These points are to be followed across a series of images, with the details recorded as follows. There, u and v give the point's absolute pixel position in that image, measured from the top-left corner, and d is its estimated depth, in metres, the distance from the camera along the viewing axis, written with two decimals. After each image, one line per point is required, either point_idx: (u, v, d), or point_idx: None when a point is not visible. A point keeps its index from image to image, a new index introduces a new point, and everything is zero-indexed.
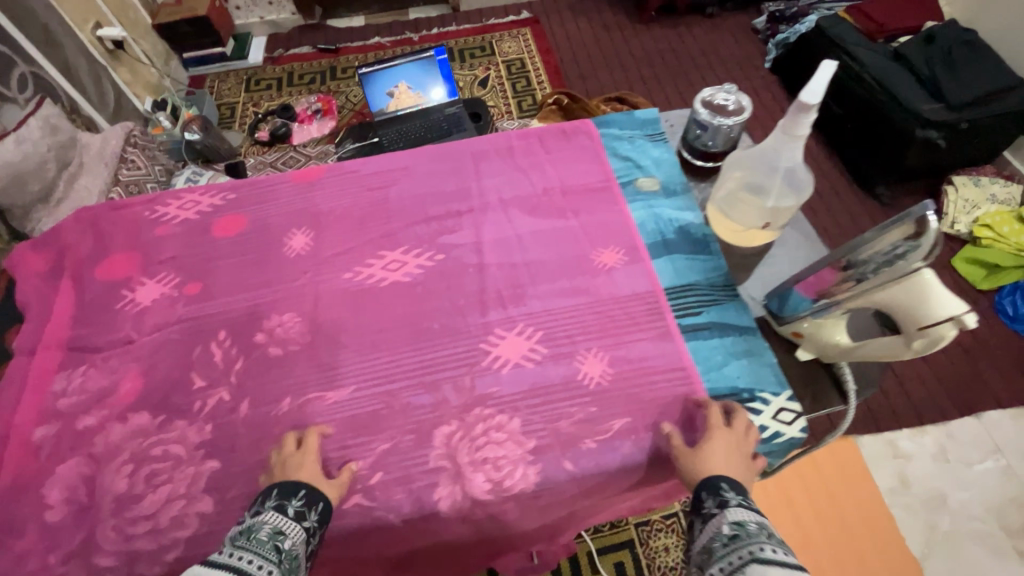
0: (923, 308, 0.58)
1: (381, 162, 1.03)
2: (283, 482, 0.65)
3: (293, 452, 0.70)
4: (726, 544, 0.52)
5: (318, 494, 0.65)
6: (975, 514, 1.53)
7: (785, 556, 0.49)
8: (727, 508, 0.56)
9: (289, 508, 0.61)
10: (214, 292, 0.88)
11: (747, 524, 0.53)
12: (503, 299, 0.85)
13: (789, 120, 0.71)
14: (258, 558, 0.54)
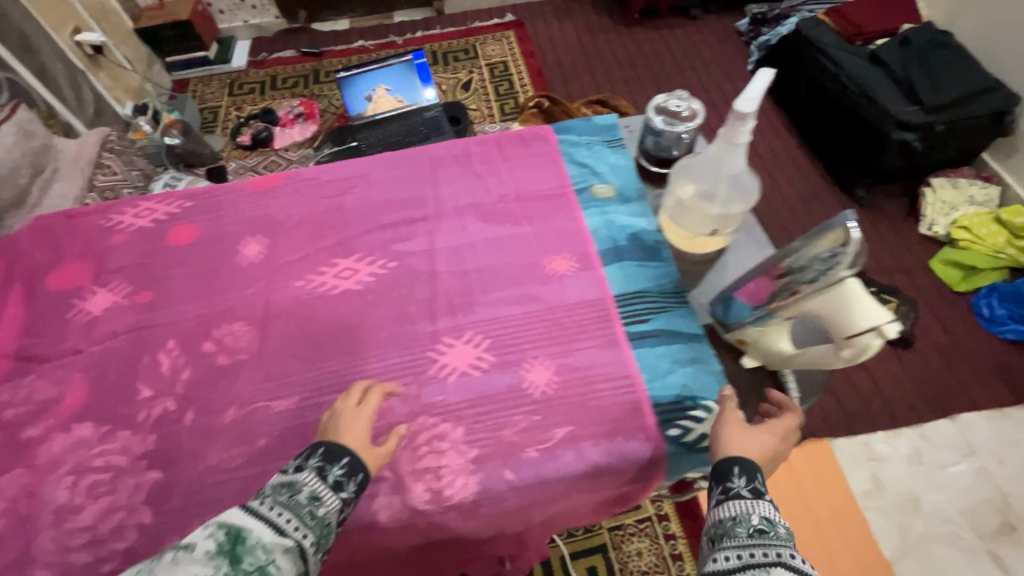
0: (849, 316, 0.58)
1: (340, 170, 1.03)
2: (332, 441, 0.63)
3: (353, 411, 0.68)
4: (753, 535, 0.53)
5: (360, 464, 0.62)
6: (948, 516, 1.53)
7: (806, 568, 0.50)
8: (759, 499, 0.56)
9: (330, 475, 0.59)
10: (166, 301, 0.88)
11: (778, 525, 0.54)
12: (453, 307, 0.85)
13: (728, 128, 0.71)
14: (294, 519, 0.55)
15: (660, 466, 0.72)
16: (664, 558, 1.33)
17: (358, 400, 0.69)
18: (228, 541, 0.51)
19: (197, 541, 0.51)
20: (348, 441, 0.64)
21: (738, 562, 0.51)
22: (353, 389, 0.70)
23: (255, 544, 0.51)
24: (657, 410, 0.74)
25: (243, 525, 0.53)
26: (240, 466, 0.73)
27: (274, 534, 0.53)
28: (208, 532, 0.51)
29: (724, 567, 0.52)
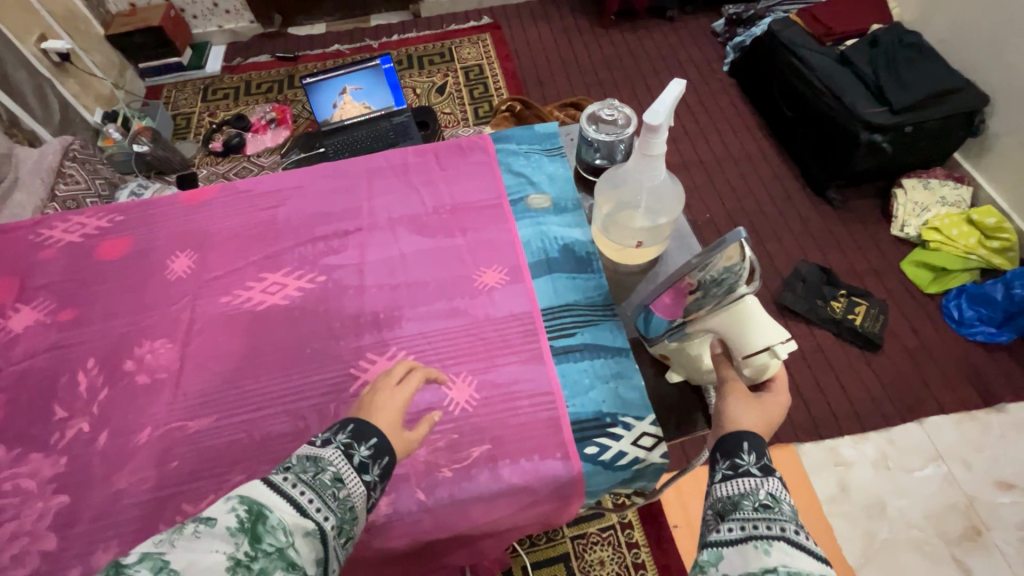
0: (754, 335, 0.61)
1: (275, 181, 1.01)
2: (362, 419, 0.59)
3: (392, 389, 0.63)
4: (759, 509, 0.50)
5: (388, 446, 0.58)
6: (913, 522, 1.51)
7: (811, 546, 0.47)
8: (767, 475, 0.53)
9: (356, 455, 0.56)
10: (90, 318, 0.87)
11: (784, 501, 0.51)
12: (379, 322, 0.84)
13: (641, 141, 0.69)
14: (318, 501, 0.51)
15: (578, 485, 0.70)
16: (626, 567, 1.30)
17: (399, 378, 0.64)
18: (250, 518, 0.47)
19: (217, 515, 0.46)
20: (377, 421, 0.59)
21: (740, 533, 0.49)
22: (396, 367, 0.65)
23: (277, 525, 0.47)
24: (577, 427, 0.73)
25: (265, 502, 0.48)
26: (150, 488, 0.72)
27: (296, 515, 0.49)
28: (230, 505, 0.47)
29: (726, 538, 0.49)
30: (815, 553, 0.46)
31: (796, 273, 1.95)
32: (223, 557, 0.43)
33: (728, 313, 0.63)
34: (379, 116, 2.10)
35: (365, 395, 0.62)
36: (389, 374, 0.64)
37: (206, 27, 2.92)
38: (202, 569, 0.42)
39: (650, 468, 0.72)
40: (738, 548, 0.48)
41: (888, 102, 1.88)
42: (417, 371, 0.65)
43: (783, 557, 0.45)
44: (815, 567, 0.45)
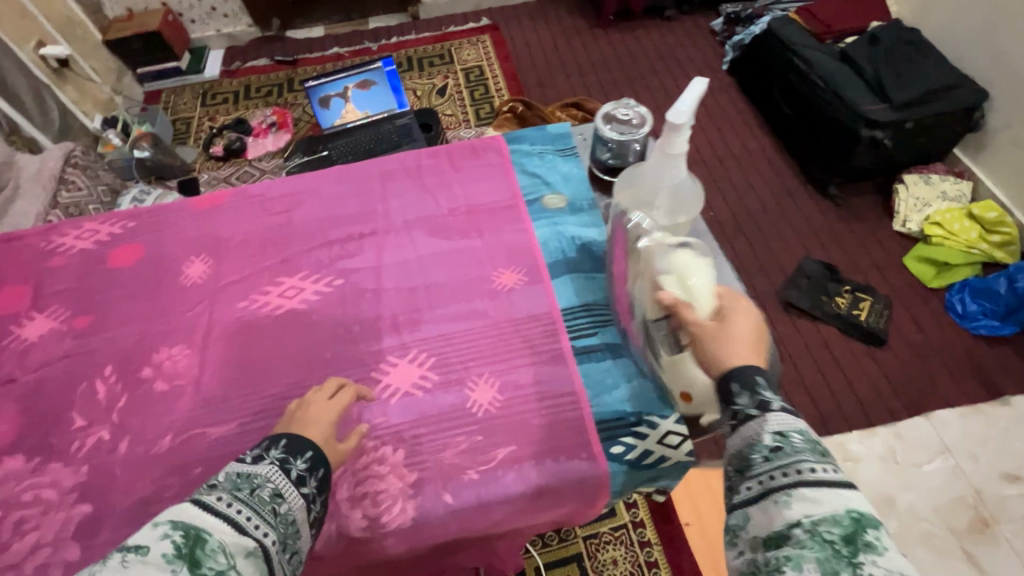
0: (671, 264, 0.66)
1: (288, 185, 1.01)
2: (295, 434, 0.62)
3: (322, 400, 0.69)
4: (769, 457, 0.50)
5: (323, 458, 0.62)
6: (922, 515, 1.52)
7: (830, 478, 0.47)
8: (768, 414, 0.53)
9: (293, 469, 0.59)
10: (106, 325, 0.86)
11: (791, 438, 0.51)
12: (398, 324, 0.84)
13: (664, 139, 0.70)
14: (257, 518, 0.53)
15: (605, 485, 0.70)
16: (640, 566, 1.30)
17: (330, 394, 0.72)
18: (187, 544, 0.48)
19: (150, 545, 0.47)
20: (311, 433, 0.64)
21: (759, 489, 0.49)
22: (328, 383, 0.74)
23: (216, 547, 0.48)
24: (602, 427, 0.73)
25: (202, 526, 0.49)
26: (174, 496, 0.71)
27: (235, 534, 0.51)
28: (163, 533, 0.47)
29: (747, 498, 0.50)
30: (830, 487, 0.46)
31: (800, 270, 1.96)
32: None
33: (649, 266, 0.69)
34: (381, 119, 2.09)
35: (294, 411, 0.68)
36: (320, 390, 0.73)
37: (204, 32, 2.90)
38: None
39: (675, 465, 0.72)
40: (759, 506, 0.48)
41: (887, 99, 1.89)
42: (348, 388, 0.74)
43: (803, 505, 0.46)
44: (837, 502, 0.45)
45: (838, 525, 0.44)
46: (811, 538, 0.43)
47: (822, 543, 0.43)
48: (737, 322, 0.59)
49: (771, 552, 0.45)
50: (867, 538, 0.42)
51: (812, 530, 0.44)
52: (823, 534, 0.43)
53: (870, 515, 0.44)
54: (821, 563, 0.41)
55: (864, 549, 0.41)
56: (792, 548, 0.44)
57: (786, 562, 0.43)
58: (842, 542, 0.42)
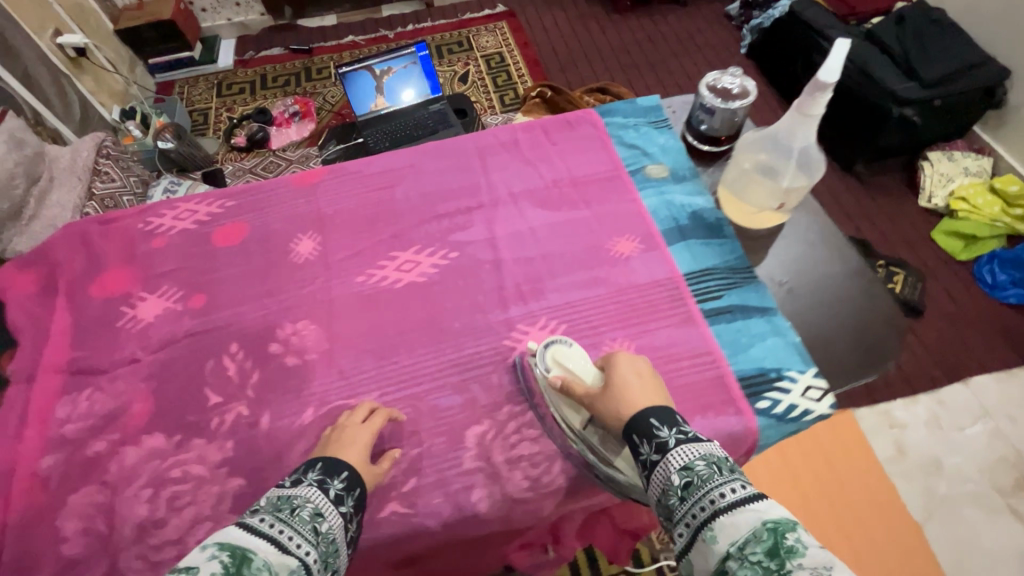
0: (560, 371, 0.69)
1: (385, 161, 1.00)
2: (329, 456, 0.62)
3: (357, 425, 0.69)
4: (683, 497, 0.50)
5: (357, 479, 0.61)
6: (970, 476, 1.53)
7: (742, 494, 0.48)
8: (668, 453, 0.53)
9: (331, 488, 0.58)
10: (223, 302, 0.85)
11: (696, 468, 0.51)
12: (523, 294, 0.84)
13: (804, 99, 0.72)
14: (297, 537, 0.51)
15: (754, 438, 0.72)
16: None
17: (363, 417, 0.70)
18: (234, 563, 0.45)
19: (198, 565, 0.44)
20: (347, 455, 0.64)
21: (688, 533, 0.49)
22: (358, 408, 0.71)
23: (262, 566, 0.46)
24: (744, 383, 0.75)
25: (246, 545, 0.47)
26: None
27: (278, 553, 0.48)
28: (211, 553, 0.45)
29: (681, 545, 0.49)
30: (743, 505, 0.46)
31: None
32: None
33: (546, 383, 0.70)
34: (402, 111, 2.04)
35: (332, 434, 0.68)
36: (352, 416, 0.71)
37: (215, 20, 2.86)
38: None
39: (818, 419, 0.73)
40: (693, 551, 0.48)
41: (917, 78, 1.92)
42: (379, 410, 0.71)
43: (726, 534, 0.46)
44: (752, 516, 0.45)
45: (760, 541, 0.44)
46: (743, 566, 0.43)
47: (752, 566, 0.43)
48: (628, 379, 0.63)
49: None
50: (788, 544, 0.43)
51: (741, 558, 0.43)
52: (750, 557, 0.43)
53: (783, 519, 0.44)
54: None
55: (789, 557, 0.42)
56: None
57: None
58: (768, 559, 0.42)
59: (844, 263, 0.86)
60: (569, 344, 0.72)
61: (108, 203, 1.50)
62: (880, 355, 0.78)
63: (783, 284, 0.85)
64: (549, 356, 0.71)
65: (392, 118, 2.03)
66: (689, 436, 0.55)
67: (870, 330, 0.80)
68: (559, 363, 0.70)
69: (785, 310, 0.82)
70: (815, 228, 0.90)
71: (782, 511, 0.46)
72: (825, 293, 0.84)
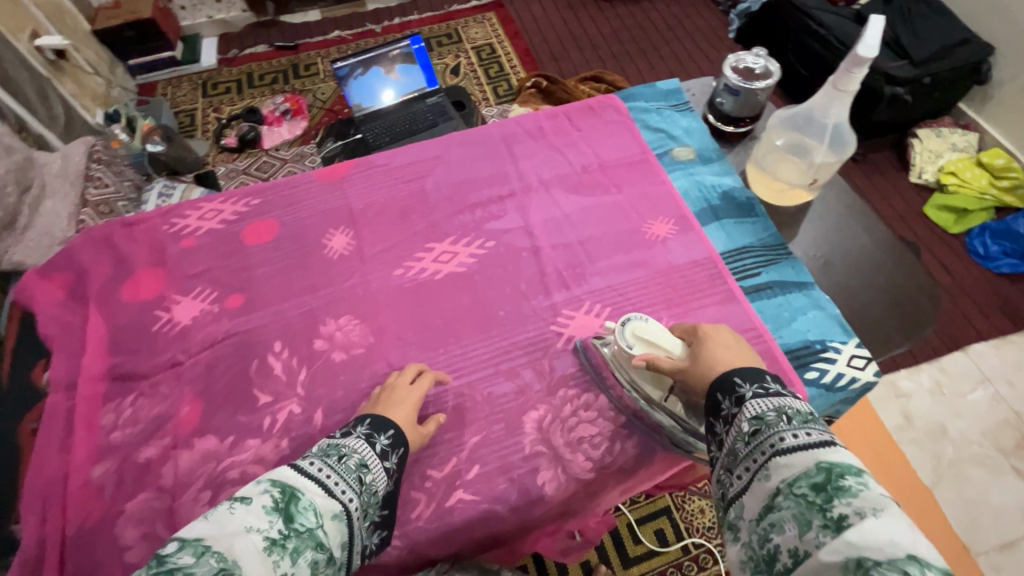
0: (640, 345, 0.70)
1: (411, 153, 0.99)
2: (377, 413, 0.66)
3: (403, 388, 0.71)
4: (748, 442, 0.53)
5: (402, 437, 0.65)
6: (974, 439, 1.58)
7: (803, 442, 0.50)
8: (744, 404, 0.56)
9: (378, 443, 0.62)
10: (261, 302, 0.84)
11: (766, 416, 0.53)
12: (565, 279, 0.85)
13: (839, 77, 0.74)
14: (343, 484, 0.56)
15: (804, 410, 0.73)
16: None
17: (411, 379, 0.73)
18: (283, 499, 0.50)
19: (253, 496, 0.50)
20: (394, 414, 0.67)
21: (748, 476, 0.51)
22: (408, 368, 0.74)
23: (308, 506, 0.51)
24: (792, 355, 0.76)
25: (295, 485, 0.53)
26: None
27: (324, 496, 0.53)
28: (263, 488, 0.51)
29: (738, 486, 0.52)
30: (802, 450, 0.49)
31: None
32: (259, 534, 0.46)
33: (620, 359, 0.72)
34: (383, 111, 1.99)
35: (381, 393, 0.70)
36: (401, 375, 0.74)
37: (195, 18, 2.77)
38: (241, 547, 0.45)
39: (863, 388, 0.75)
40: (748, 491, 0.51)
41: (907, 56, 1.95)
42: (427, 373, 0.74)
43: (780, 474, 0.48)
44: (809, 459, 0.48)
45: (811, 478, 0.46)
46: (788, 498, 0.46)
47: (797, 498, 0.46)
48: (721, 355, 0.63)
49: (760, 526, 0.47)
50: (841, 483, 0.45)
51: (788, 493, 0.47)
52: (796, 490, 0.46)
53: (843, 464, 0.46)
54: (799, 518, 0.45)
55: (835, 494, 0.44)
56: (774, 515, 0.47)
57: (771, 530, 0.46)
58: (813, 494, 0.45)
59: (874, 236, 0.89)
60: (642, 316, 0.72)
61: (105, 208, 1.40)
62: (918, 323, 0.81)
63: (817, 258, 0.87)
64: (629, 332, 0.70)
65: (376, 116, 1.99)
66: (769, 390, 0.56)
67: (906, 300, 0.83)
68: (642, 339, 0.70)
69: (823, 283, 0.85)
70: (842, 203, 0.92)
71: (847, 458, 0.47)
72: (859, 265, 0.86)
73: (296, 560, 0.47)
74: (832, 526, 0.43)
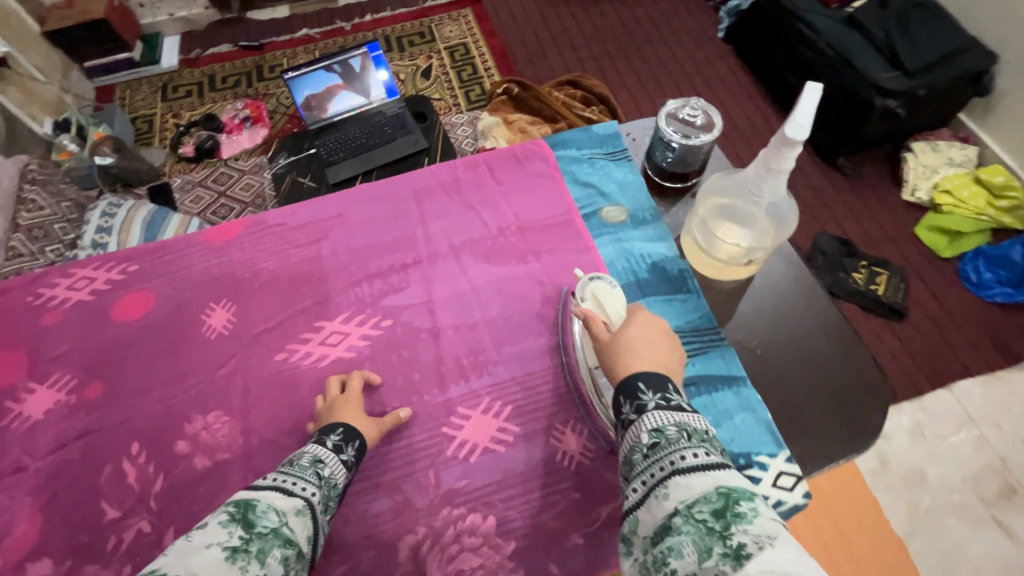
0: (594, 304, 0.72)
1: (311, 210, 0.89)
2: (338, 421, 0.66)
3: (338, 398, 0.70)
4: (646, 455, 0.47)
5: (355, 431, 0.65)
6: (953, 486, 1.32)
7: (704, 461, 0.44)
8: (644, 413, 0.50)
9: (329, 441, 0.62)
10: (121, 393, 0.74)
11: (666, 430, 0.47)
12: (464, 369, 0.75)
13: (770, 154, 0.62)
14: (301, 481, 0.56)
15: None
16: None
17: (338, 390, 0.71)
18: (239, 511, 0.48)
19: (207, 519, 0.47)
20: (342, 415, 0.67)
21: (643, 491, 0.45)
22: (330, 383, 0.72)
23: (267, 508, 0.49)
24: None
25: (249, 496, 0.50)
26: None
27: (281, 497, 0.52)
28: (217, 510, 0.48)
29: (633, 501, 0.46)
30: (706, 470, 0.43)
31: (814, 246, 1.66)
32: (222, 546, 0.44)
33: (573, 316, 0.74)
34: (368, 111, 1.71)
35: (321, 408, 0.69)
36: (327, 393, 0.71)
37: (155, 16, 2.40)
38: (201, 561, 0.42)
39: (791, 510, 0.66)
40: (643, 506, 0.44)
41: (900, 66, 1.64)
42: (353, 376, 0.72)
43: (678, 493, 0.42)
44: (710, 481, 0.42)
45: (710, 503, 0.40)
46: (687, 522, 0.39)
47: (696, 524, 0.39)
48: (632, 326, 0.60)
49: (656, 548, 0.40)
50: (737, 509, 0.38)
51: (687, 516, 0.40)
52: (697, 516, 0.39)
53: (738, 487, 0.40)
54: (697, 544, 0.38)
55: (734, 520, 0.37)
56: (672, 538, 0.39)
57: (670, 553, 0.39)
58: (713, 520, 0.38)
59: (820, 317, 0.78)
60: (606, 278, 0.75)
61: (40, 233, 1.23)
62: (860, 431, 0.70)
63: (755, 349, 0.76)
64: (588, 288, 0.73)
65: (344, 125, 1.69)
66: (671, 404, 0.51)
67: (852, 402, 0.72)
68: (596, 297, 0.73)
69: (759, 381, 0.74)
70: (794, 281, 0.81)
71: (741, 481, 0.42)
72: (802, 354, 0.76)
73: (265, 561, 0.45)
74: (731, 554, 0.35)
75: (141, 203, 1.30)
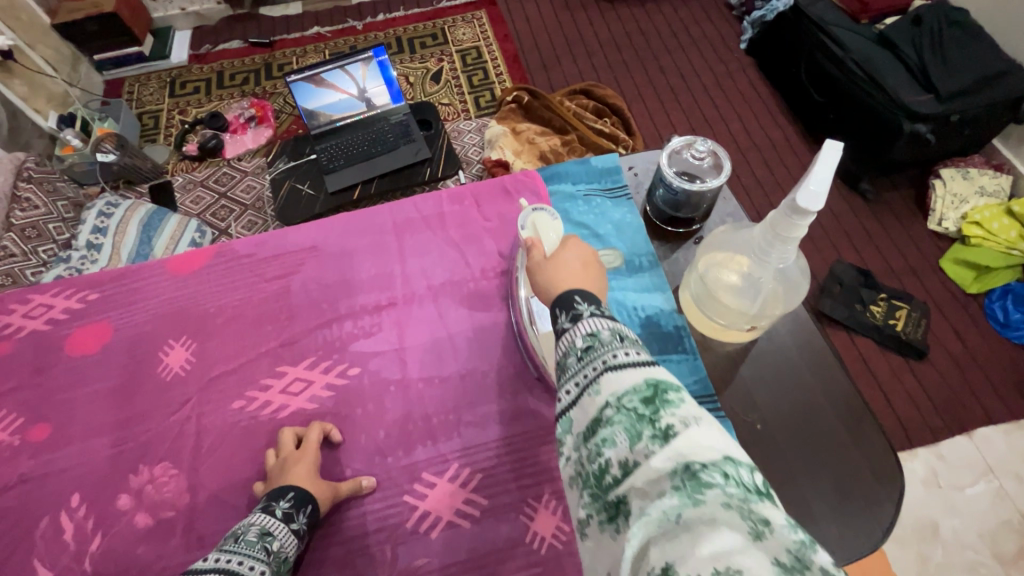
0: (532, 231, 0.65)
1: (285, 241, 0.83)
2: (291, 482, 0.60)
3: (292, 454, 0.64)
4: (579, 357, 0.41)
5: (308, 494, 0.59)
6: (968, 544, 1.22)
7: (638, 358, 0.39)
8: (579, 320, 0.44)
9: (277, 509, 0.57)
10: (67, 437, 0.70)
11: (600, 332, 0.41)
12: (432, 430, 0.68)
13: (779, 221, 0.55)
14: (248, 560, 0.51)
15: None
16: None
17: (292, 445, 0.66)
18: None
19: None
20: (293, 475, 0.61)
21: (577, 390, 0.39)
22: (284, 436, 0.66)
23: None
24: None
25: None
26: None
27: None
28: None
29: (567, 402, 0.40)
30: (641, 364, 0.38)
31: (831, 274, 1.55)
32: None
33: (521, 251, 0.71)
34: (372, 117, 1.59)
35: (274, 466, 0.64)
36: (280, 448, 0.66)
37: (167, 10, 2.27)
38: None
39: None
40: (577, 406, 0.39)
41: (933, 88, 1.52)
42: (312, 428, 0.67)
43: (610, 387, 0.37)
44: (643, 373, 0.37)
45: (640, 394, 0.36)
46: (619, 413, 0.35)
47: (628, 414, 0.35)
48: (567, 251, 0.55)
49: (589, 443, 0.37)
50: (668, 396, 0.35)
51: (619, 406, 0.36)
52: (627, 405, 0.36)
53: (670, 378, 0.37)
54: (629, 432, 0.34)
55: (663, 405, 0.35)
56: (605, 430, 0.36)
57: (603, 444, 0.35)
58: (643, 406, 0.35)
59: (827, 390, 0.70)
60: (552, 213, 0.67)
61: (32, 232, 1.16)
62: (863, 532, 0.62)
63: (755, 426, 0.68)
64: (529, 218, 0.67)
65: (360, 125, 1.58)
66: (607, 313, 0.45)
67: (858, 492, 0.65)
68: (534, 226, 0.66)
69: (759, 464, 0.66)
70: (800, 346, 0.74)
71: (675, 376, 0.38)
72: (804, 432, 0.68)
73: None
74: (660, 436, 0.33)
75: (140, 203, 1.26)
